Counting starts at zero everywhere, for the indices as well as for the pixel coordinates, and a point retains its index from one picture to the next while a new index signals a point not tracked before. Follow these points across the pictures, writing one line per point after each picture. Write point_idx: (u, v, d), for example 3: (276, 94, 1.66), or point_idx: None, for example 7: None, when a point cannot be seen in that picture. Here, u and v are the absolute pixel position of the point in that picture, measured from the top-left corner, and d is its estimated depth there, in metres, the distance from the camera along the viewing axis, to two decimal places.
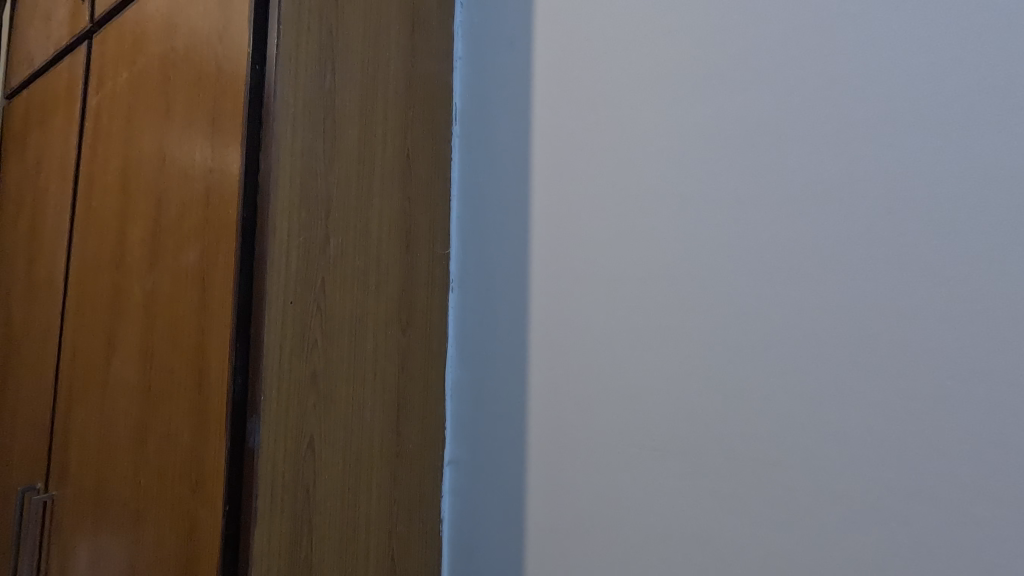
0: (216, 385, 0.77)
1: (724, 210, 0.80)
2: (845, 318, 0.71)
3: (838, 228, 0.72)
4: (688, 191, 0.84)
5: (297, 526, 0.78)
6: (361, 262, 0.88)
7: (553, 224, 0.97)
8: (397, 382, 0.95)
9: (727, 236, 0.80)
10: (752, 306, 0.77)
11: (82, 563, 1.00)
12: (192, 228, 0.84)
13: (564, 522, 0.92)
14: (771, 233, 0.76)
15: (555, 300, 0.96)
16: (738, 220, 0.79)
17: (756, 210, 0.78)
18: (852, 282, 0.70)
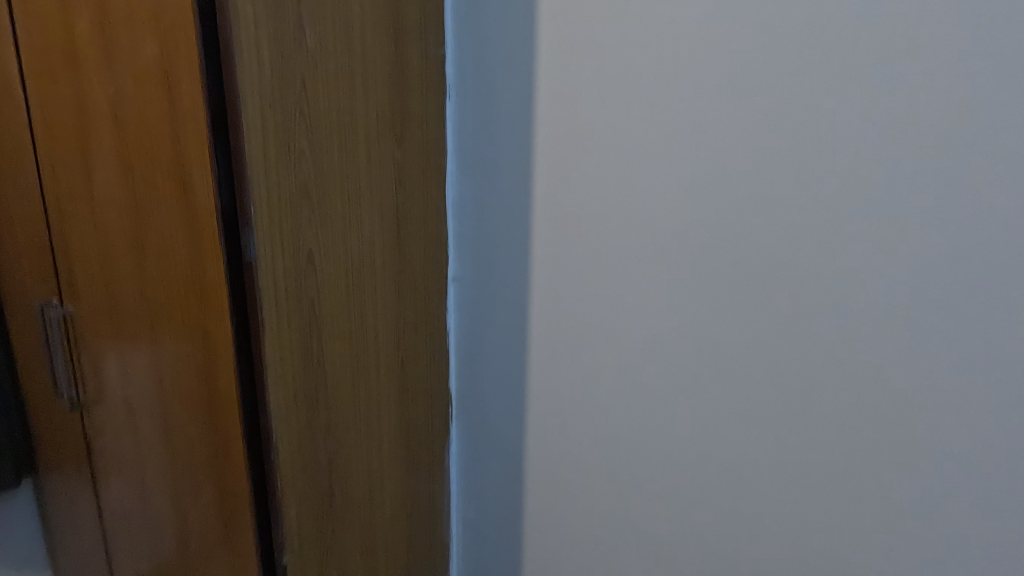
0: (203, 197, 0.73)
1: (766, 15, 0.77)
2: (846, 138, 0.76)
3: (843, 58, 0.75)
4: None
5: (306, 334, 0.80)
6: (344, 60, 0.78)
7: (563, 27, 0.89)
8: (394, 197, 0.91)
9: (759, 56, 0.79)
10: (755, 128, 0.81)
11: (112, 369, 1.06)
12: (142, 15, 0.72)
13: (570, 329, 1.00)
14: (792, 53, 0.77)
15: (570, 113, 0.92)
16: (772, 39, 0.77)
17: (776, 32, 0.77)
18: (858, 119, 0.75)
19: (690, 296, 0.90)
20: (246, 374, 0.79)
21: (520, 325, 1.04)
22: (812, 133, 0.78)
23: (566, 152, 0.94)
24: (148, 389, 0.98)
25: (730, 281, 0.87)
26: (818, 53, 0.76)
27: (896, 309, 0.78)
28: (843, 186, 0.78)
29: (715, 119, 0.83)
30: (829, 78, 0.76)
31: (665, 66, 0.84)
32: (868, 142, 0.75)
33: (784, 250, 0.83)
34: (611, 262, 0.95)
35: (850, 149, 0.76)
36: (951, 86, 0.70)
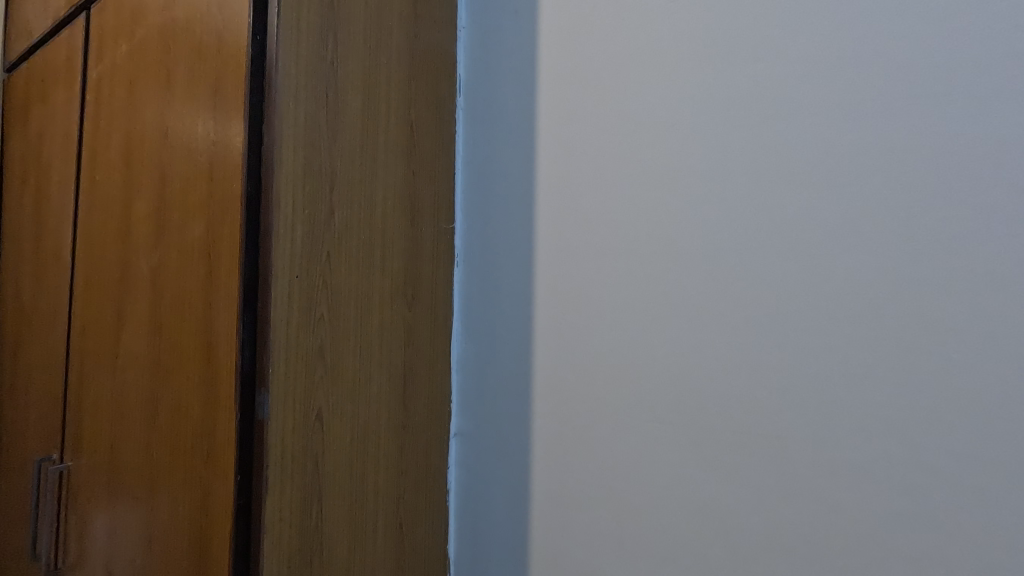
0: (225, 358, 0.78)
1: (731, 183, 0.79)
2: (834, 301, 0.71)
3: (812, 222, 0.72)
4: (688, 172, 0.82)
5: (307, 495, 0.80)
6: (366, 237, 0.88)
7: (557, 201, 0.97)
8: (404, 357, 0.95)
9: (732, 221, 0.78)
10: (740, 292, 0.78)
11: (100, 531, 1.03)
12: (195, 202, 0.84)
13: (574, 496, 0.93)
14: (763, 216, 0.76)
15: (564, 274, 0.95)
16: (739, 205, 0.78)
17: (742, 199, 0.78)
18: (843, 278, 0.70)
19: (691, 470, 0.81)
20: (239, 541, 0.76)
21: (520, 489, 1.00)
22: (800, 288, 0.73)
23: (562, 310, 0.95)
24: (135, 555, 0.94)
25: (734, 454, 0.78)
26: (790, 215, 0.74)
27: (917, 500, 0.66)
28: (839, 344, 0.70)
29: (698, 282, 0.81)
30: (801, 239, 0.73)
31: (644, 227, 0.86)
32: (859, 301, 0.69)
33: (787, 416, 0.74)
34: (608, 422, 0.90)
35: (846, 310, 0.70)
36: (934, 241, 0.64)
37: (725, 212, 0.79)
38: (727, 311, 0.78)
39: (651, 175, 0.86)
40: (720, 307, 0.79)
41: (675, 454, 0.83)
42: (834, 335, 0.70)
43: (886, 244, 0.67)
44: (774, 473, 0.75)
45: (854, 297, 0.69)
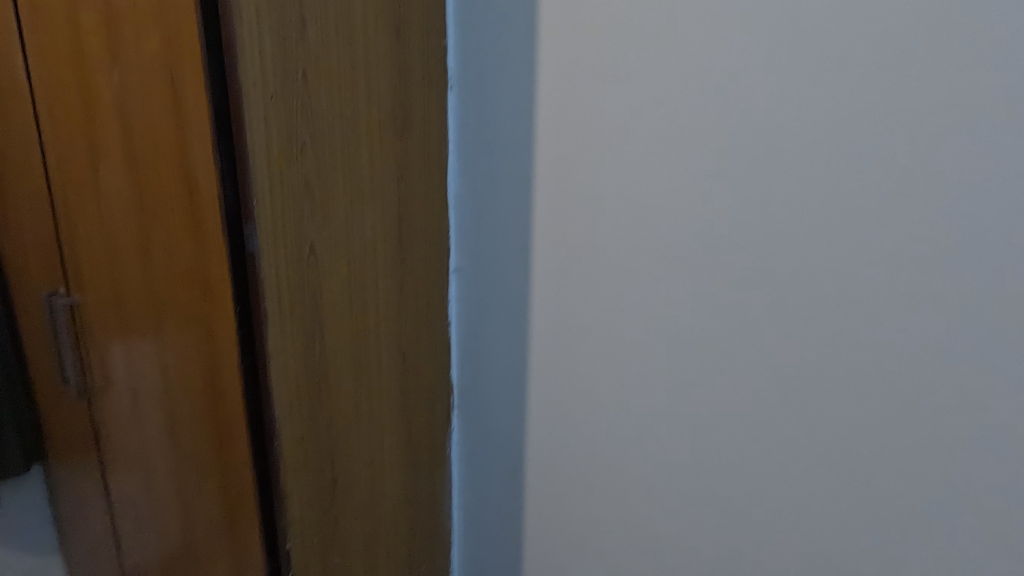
0: (206, 190, 0.74)
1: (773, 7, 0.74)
2: (852, 137, 0.73)
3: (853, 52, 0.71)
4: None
5: (308, 327, 0.81)
6: (346, 54, 0.78)
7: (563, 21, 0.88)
8: (397, 192, 0.91)
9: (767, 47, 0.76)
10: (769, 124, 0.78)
11: (117, 359, 1.08)
12: (146, 14, 0.73)
13: (575, 325, 1.00)
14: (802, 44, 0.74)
15: (573, 107, 0.90)
16: (774, 30, 0.75)
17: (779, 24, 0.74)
18: (867, 116, 0.72)
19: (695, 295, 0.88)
20: (247, 367, 0.80)
21: (522, 319, 1.04)
22: (831, 124, 0.74)
23: (566, 146, 0.93)
24: (154, 382, 0.99)
25: (735, 280, 0.85)
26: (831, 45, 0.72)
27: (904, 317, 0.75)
28: (854, 176, 0.74)
29: (722, 112, 0.80)
30: (840, 75, 0.72)
31: (671, 52, 0.81)
32: (879, 140, 0.72)
33: (795, 243, 0.80)
34: (612, 259, 0.94)
35: (863, 148, 0.73)
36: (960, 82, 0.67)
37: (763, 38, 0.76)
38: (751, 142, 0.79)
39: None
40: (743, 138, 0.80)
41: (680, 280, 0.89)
42: (853, 170, 0.74)
43: (919, 83, 0.69)
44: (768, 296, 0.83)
45: (875, 133, 0.72)
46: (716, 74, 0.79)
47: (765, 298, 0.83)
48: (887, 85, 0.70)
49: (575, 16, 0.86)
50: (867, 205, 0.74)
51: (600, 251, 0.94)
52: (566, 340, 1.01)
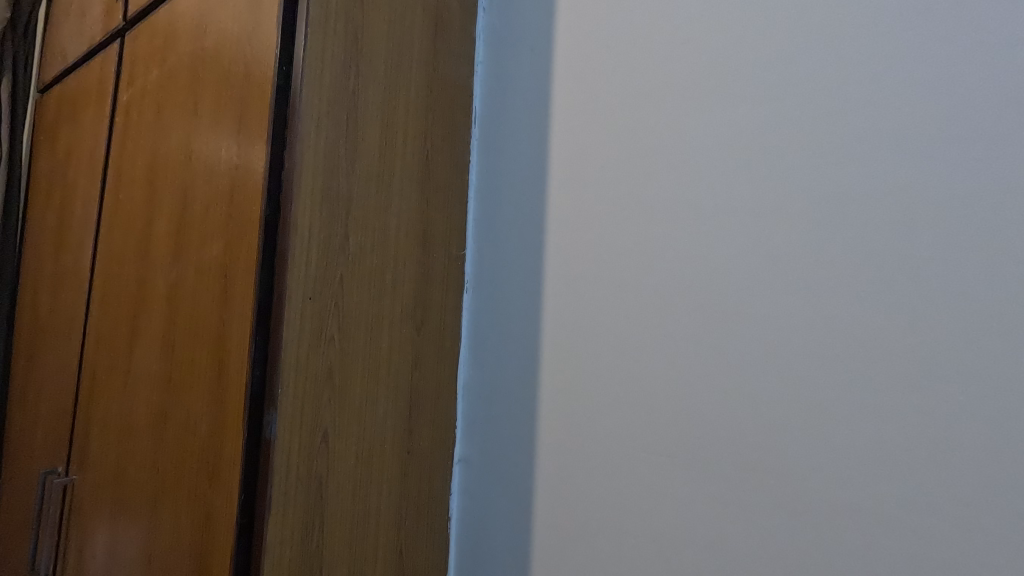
0: (235, 375, 0.79)
1: (730, 218, 0.79)
2: (826, 340, 0.71)
3: (811, 254, 0.73)
4: (709, 205, 0.81)
5: (309, 516, 0.79)
6: (379, 260, 0.89)
7: (563, 212, 0.97)
8: (410, 382, 0.95)
9: (725, 250, 0.79)
10: (744, 317, 0.77)
11: (100, 548, 1.03)
12: (214, 226, 0.86)
13: (575, 516, 0.90)
14: (761, 245, 0.76)
15: (567, 283, 0.95)
16: (732, 236, 0.79)
17: (731, 233, 0.79)
18: (849, 305, 0.70)
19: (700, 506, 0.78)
20: (240, 561, 0.76)
21: (523, 518, 0.97)
22: (799, 320, 0.73)
23: (569, 326, 0.94)
24: (133, 574, 0.93)
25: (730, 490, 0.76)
26: (787, 242, 0.75)
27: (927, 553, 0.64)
28: (818, 361, 0.71)
29: (702, 310, 0.81)
30: (789, 276, 0.74)
31: (658, 256, 0.85)
32: (852, 343, 0.69)
33: (781, 428, 0.73)
34: (608, 433, 0.88)
35: (831, 346, 0.70)
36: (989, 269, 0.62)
37: (721, 242, 0.80)
38: (730, 342, 0.78)
39: (664, 207, 0.85)
40: (721, 335, 0.78)
41: (671, 480, 0.81)
42: (824, 369, 0.70)
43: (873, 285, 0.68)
44: (780, 512, 0.73)
45: (856, 337, 0.69)
46: (697, 273, 0.81)
47: (721, 492, 0.77)
48: (831, 263, 0.71)
49: (574, 208, 0.96)
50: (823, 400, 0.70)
51: (596, 425, 0.89)
52: (569, 546, 0.91)
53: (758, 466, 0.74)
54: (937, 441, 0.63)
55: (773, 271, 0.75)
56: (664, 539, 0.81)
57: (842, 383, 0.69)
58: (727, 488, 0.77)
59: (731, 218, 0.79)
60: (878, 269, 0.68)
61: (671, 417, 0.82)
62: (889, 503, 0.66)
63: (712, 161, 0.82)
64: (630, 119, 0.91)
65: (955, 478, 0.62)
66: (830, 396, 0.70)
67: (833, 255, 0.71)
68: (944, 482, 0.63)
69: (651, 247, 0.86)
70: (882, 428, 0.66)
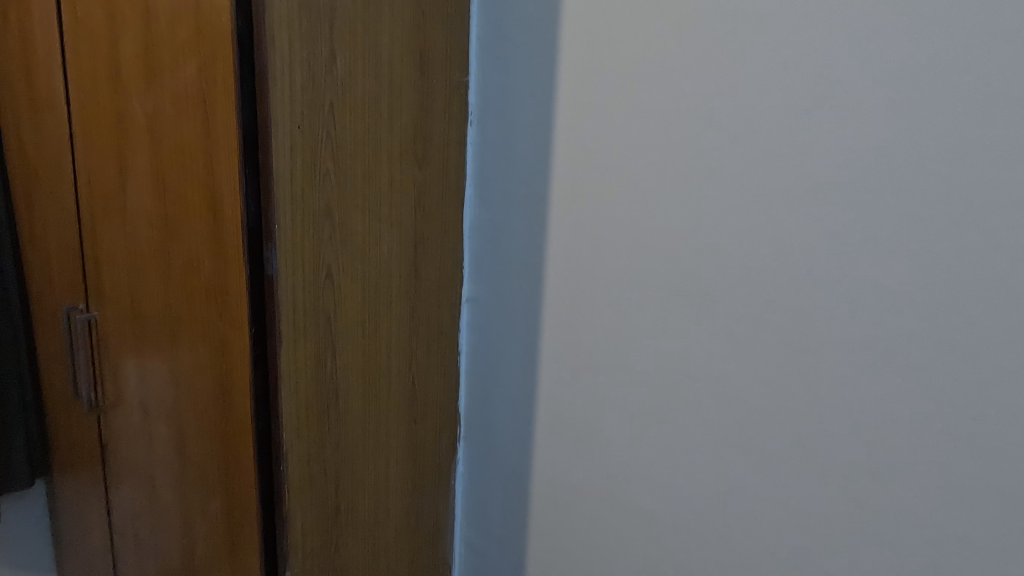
0: (230, 212, 0.76)
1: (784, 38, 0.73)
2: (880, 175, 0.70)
3: (868, 83, 0.69)
4: (766, 25, 0.74)
5: (321, 348, 0.82)
6: (371, 87, 0.81)
7: (585, 28, 0.87)
8: (412, 221, 0.92)
9: (775, 80, 0.75)
10: (784, 149, 0.75)
11: (131, 376, 1.09)
12: (185, 46, 0.76)
13: (584, 344, 0.95)
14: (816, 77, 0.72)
15: (587, 112, 0.88)
16: (783, 60, 0.74)
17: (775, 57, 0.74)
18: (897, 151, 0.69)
19: (712, 335, 0.83)
20: (259, 387, 0.80)
21: (532, 350, 1.00)
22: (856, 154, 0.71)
23: (587, 159, 0.90)
24: (166, 399, 1.00)
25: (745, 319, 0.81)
26: (847, 72, 0.70)
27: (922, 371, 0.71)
28: (857, 198, 0.71)
29: (737, 142, 0.78)
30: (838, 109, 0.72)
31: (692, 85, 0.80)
32: (902, 176, 0.69)
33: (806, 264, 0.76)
34: (627, 265, 0.89)
35: (872, 175, 0.71)
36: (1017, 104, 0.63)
37: (769, 70, 0.75)
38: (769, 180, 0.77)
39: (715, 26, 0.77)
40: (760, 171, 0.77)
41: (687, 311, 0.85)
42: (875, 202, 0.71)
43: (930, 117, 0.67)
44: (793, 336, 0.78)
45: (908, 175, 0.69)
46: (742, 102, 0.77)
47: (739, 323, 0.82)
48: (891, 88, 0.68)
49: (598, 25, 0.85)
50: (853, 235, 0.72)
51: (611, 258, 0.90)
52: (577, 372, 0.96)
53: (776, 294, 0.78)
54: (949, 272, 0.68)
55: (820, 104, 0.72)
56: (676, 362, 0.87)
57: (864, 204, 0.71)
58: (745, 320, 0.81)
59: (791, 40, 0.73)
60: (931, 96, 0.66)
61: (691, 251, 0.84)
62: (891, 333, 0.72)
63: None
64: None
65: (984, 278, 0.66)
66: (857, 230, 0.72)
67: (886, 88, 0.68)
68: (949, 310, 0.68)
69: (685, 69, 0.80)
70: (904, 258, 0.70)
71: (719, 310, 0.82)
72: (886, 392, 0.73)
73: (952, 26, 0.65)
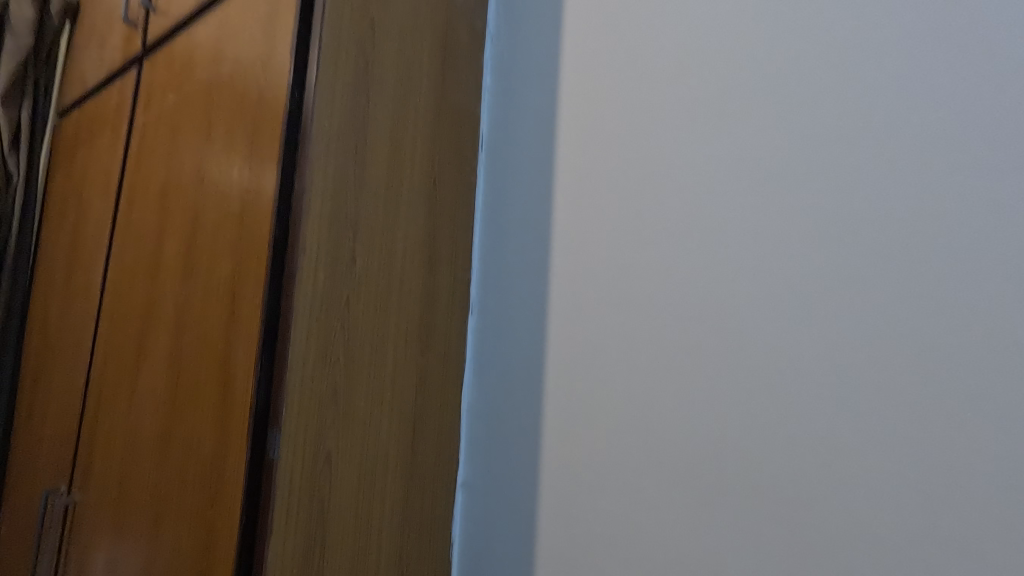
0: (240, 394, 0.79)
1: (742, 239, 0.78)
2: (851, 366, 0.68)
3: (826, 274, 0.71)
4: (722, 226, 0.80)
5: (310, 537, 0.78)
6: (384, 281, 0.90)
7: (571, 232, 0.97)
8: (413, 404, 0.95)
9: (738, 273, 0.78)
10: (756, 338, 0.75)
11: (99, 568, 1.02)
12: (224, 246, 0.87)
13: (579, 539, 0.88)
14: (770, 271, 0.75)
15: (575, 305, 0.94)
16: (744, 256, 0.78)
17: (733, 253, 0.79)
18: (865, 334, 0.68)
19: (706, 531, 0.76)
20: None
21: (525, 545, 0.94)
22: (823, 340, 0.70)
23: (574, 347, 0.93)
24: None
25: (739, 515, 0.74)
26: (803, 267, 0.73)
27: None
28: (831, 384, 0.69)
29: (710, 330, 0.79)
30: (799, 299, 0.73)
31: (663, 279, 0.85)
32: (877, 367, 0.67)
33: (794, 457, 0.71)
34: (617, 453, 0.86)
35: (852, 365, 0.68)
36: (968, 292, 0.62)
37: (735, 264, 0.78)
38: (742, 366, 0.76)
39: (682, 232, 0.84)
40: (732, 357, 0.77)
41: (679, 505, 0.79)
42: (848, 395, 0.68)
43: (893, 310, 0.66)
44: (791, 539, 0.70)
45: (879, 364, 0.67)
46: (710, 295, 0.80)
47: (735, 523, 0.74)
48: (848, 285, 0.70)
49: (584, 229, 0.95)
50: (840, 425, 0.68)
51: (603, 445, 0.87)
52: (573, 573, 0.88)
53: (769, 487, 0.72)
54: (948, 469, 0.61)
55: (783, 295, 0.74)
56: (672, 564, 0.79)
57: (849, 397, 0.68)
58: (741, 518, 0.74)
59: (742, 237, 0.78)
60: (887, 291, 0.67)
61: (678, 441, 0.80)
62: (901, 537, 0.63)
63: (721, 184, 0.81)
64: (638, 141, 0.91)
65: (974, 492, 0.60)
66: (838, 422, 0.68)
67: (849, 278, 0.69)
68: (960, 514, 0.60)
69: (658, 264, 0.86)
70: (902, 454, 0.64)
71: (710, 504, 0.76)
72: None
73: (899, 225, 0.67)
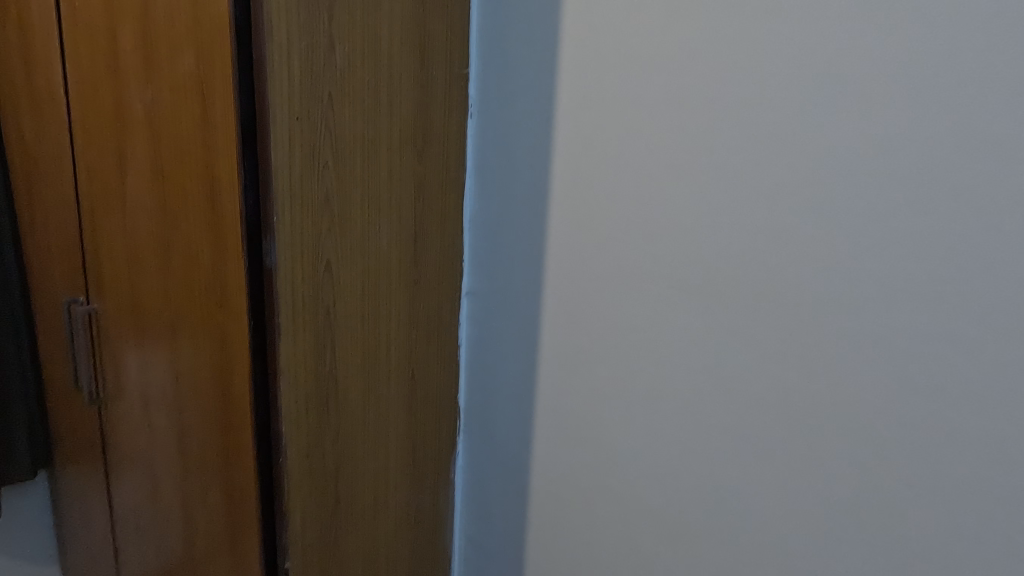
0: (228, 206, 0.75)
1: (785, 29, 0.70)
2: (874, 172, 0.67)
3: (871, 74, 0.65)
4: (761, 16, 0.71)
5: (320, 342, 0.82)
6: (371, 79, 0.80)
7: (584, 22, 0.85)
8: (413, 215, 0.92)
9: (773, 72, 0.71)
10: (785, 144, 0.72)
11: (132, 368, 1.09)
12: (182, 37, 0.76)
13: (581, 339, 0.93)
14: (807, 69, 0.69)
15: (585, 108, 0.87)
16: (786, 52, 0.70)
17: (771, 46, 0.71)
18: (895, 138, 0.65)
19: (709, 331, 0.81)
20: (258, 381, 0.80)
21: (529, 347, 0.99)
22: (850, 147, 0.67)
23: (585, 156, 0.88)
24: (165, 390, 1.00)
25: (741, 318, 0.78)
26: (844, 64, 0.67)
27: (909, 373, 0.68)
28: (849, 192, 0.68)
29: (738, 136, 0.75)
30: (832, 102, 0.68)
31: (689, 77, 0.77)
32: (900, 177, 0.65)
33: (797, 260, 0.73)
34: (624, 262, 0.87)
35: (880, 172, 0.66)
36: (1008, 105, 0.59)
37: (771, 61, 0.71)
38: (762, 174, 0.74)
39: (715, 21, 0.74)
40: (752, 166, 0.74)
41: (685, 309, 0.82)
42: (863, 198, 0.68)
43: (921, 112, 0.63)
44: (785, 335, 0.75)
45: (906, 167, 0.65)
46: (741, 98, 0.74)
47: (735, 326, 0.79)
48: (887, 84, 0.65)
49: (599, 19, 0.83)
50: (854, 227, 0.68)
51: (609, 254, 0.88)
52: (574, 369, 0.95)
53: (769, 293, 0.75)
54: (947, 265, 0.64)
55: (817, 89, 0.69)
56: (670, 358, 0.85)
57: (863, 207, 0.68)
58: (743, 319, 0.78)
59: (782, 29, 0.70)
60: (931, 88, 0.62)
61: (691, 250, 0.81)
62: (885, 334, 0.68)
63: None
64: None
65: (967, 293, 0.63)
66: (845, 232, 0.69)
67: (887, 80, 0.64)
68: (957, 304, 0.64)
69: (685, 61, 0.77)
70: (900, 259, 0.66)
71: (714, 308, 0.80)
72: (884, 400, 0.69)
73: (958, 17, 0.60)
